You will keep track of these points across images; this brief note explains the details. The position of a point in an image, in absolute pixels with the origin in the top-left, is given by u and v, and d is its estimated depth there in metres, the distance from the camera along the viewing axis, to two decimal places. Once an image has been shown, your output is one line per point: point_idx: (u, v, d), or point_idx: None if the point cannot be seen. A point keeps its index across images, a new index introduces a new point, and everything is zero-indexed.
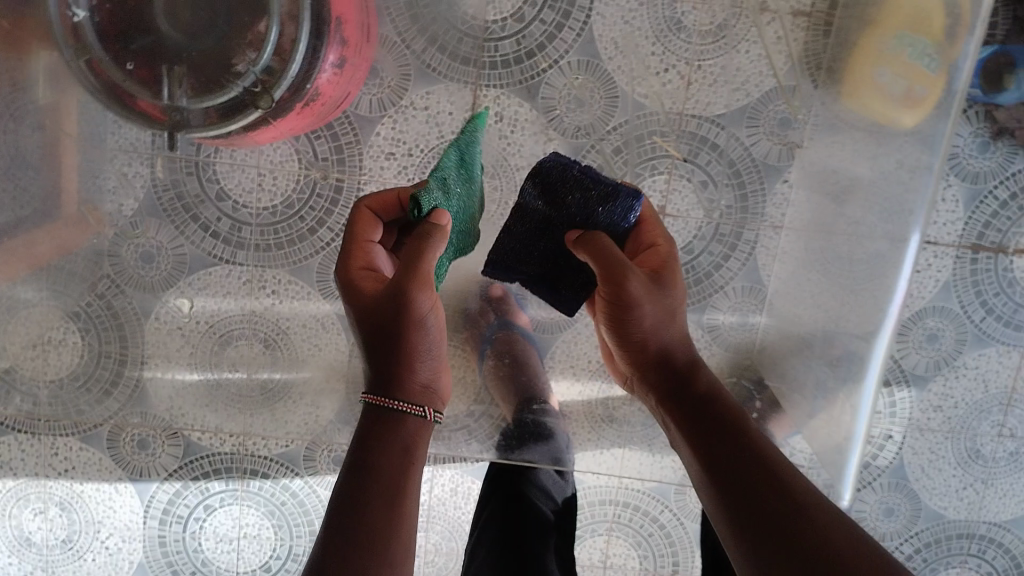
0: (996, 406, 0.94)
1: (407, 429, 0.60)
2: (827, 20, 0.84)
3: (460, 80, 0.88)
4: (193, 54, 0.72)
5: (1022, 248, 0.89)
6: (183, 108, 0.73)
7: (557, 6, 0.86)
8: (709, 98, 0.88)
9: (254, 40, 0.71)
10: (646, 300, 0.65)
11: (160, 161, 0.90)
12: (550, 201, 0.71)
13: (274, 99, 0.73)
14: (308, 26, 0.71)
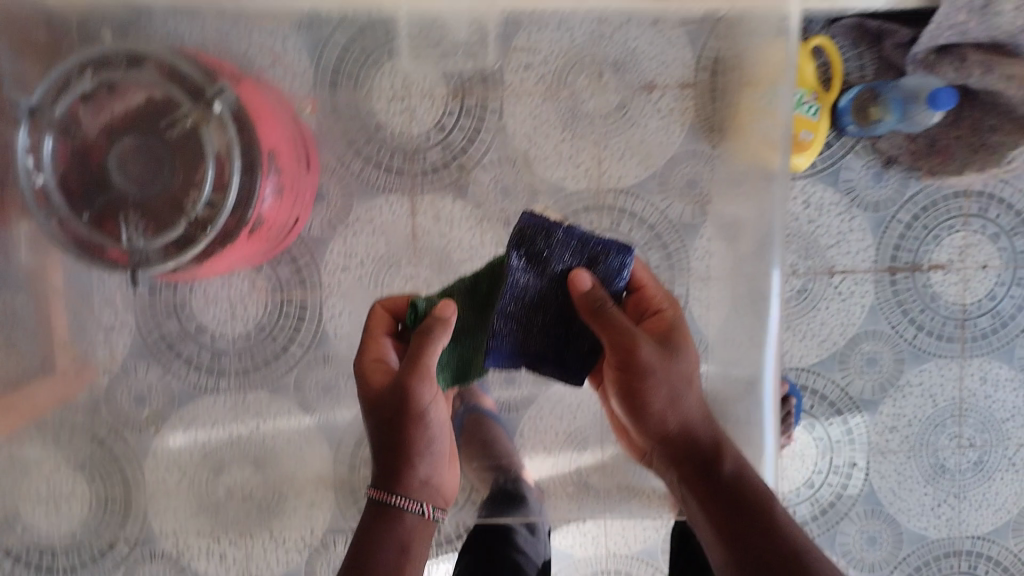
0: (949, 419, 0.97)
1: (405, 523, 0.72)
2: (712, 87, 0.93)
3: (397, 190, 0.94)
4: (145, 199, 0.78)
5: (935, 263, 0.96)
6: (141, 247, 0.77)
7: (472, 113, 0.95)
8: (620, 172, 0.95)
9: (194, 174, 0.77)
10: (658, 372, 0.73)
11: (139, 306, 0.93)
12: (541, 269, 0.71)
13: (220, 225, 0.78)
14: (242, 154, 0.78)
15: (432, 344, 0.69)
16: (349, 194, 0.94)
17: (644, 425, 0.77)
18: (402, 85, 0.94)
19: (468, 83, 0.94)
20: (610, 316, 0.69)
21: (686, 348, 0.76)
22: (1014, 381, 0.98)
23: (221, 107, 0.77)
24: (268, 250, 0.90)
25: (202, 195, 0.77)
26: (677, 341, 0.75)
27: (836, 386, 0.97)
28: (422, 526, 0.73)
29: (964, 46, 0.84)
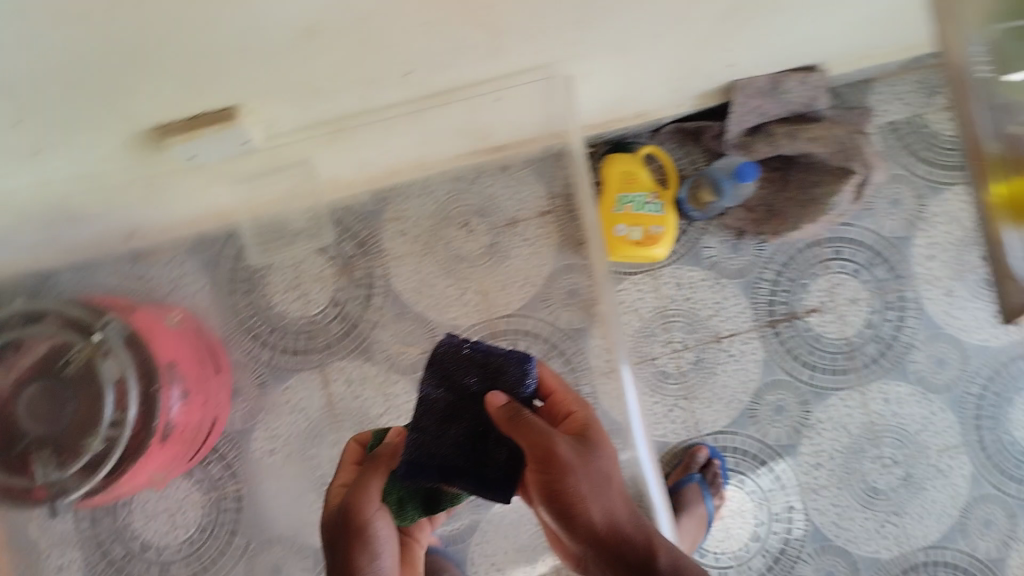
0: (867, 443, 1.03)
1: None
2: (568, 208, 1.02)
3: (306, 368, 0.99)
4: (52, 432, 0.79)
5: (809, 307, 1.04)
6: (55, 479, 0.78)
7: (360, 283, 1.00)
8: (506, 299, 1.03)
9: (94, 395, 0.78)
10: (581, 476, 0.62)
11: (86, 539, 0.96)
12: (451, 390, 0.64)
13: (127, 441, 0.79)
14: (141, 370, 0.81)
15: (383, 469, 0.67)
16: (264, 382, 0.99)
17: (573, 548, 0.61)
18: (293, 275, 0.98)
19: (351, 257, 0.99)
20: (526, 425, 0.60)
21: (606, 446, 0.65)
22: (915, 396, 1.03)
23: (106, 337, 0.80)
24: (188, 451, 0.91)
25: (103, 416, 0.78)
26: (595, 440, 0.65)
27: (755, 439, 1.04)
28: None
29: (769, 124, 0.95)
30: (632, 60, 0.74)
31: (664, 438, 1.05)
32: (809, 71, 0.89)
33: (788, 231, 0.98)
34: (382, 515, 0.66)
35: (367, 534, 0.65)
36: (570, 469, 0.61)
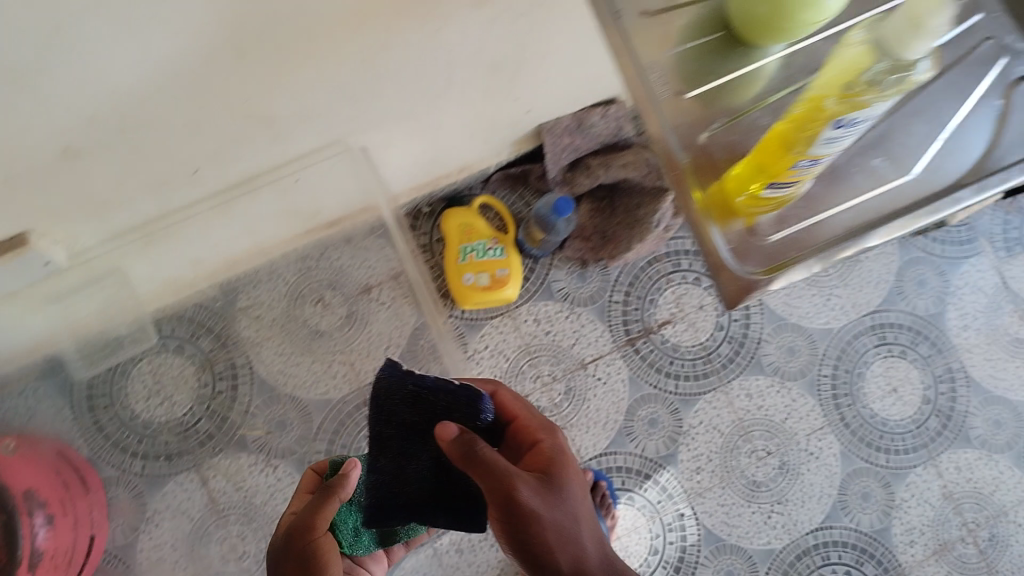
0: (739, 440, 1.09)
1: None
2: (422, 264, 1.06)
3: (182, 469, 0.99)
4: None
5: (662, 321, 1.09)
6: None
7: (224, 376, 1.01)
8: (373, 363, 1.04)
9: None
10: (547, 519, 0.55)
11: None
12: (401, 424, 0.61)
13: None
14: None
15: (334, 498, 0.65)
16: (140, 491, 0.98)
17: None
18: (155, 378, 1.00)
19: (210, 352, 1.01)
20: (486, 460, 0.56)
21: (574, 483, 0.59)
22: (775, 385, 1.09)
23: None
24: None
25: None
26: (563, 476, 0.59)
27: (636, 455, 1.08)
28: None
29: (584, 156, 1.01)
30: (424, 126, 0.79)
31: None
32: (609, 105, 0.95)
33: (624, 250, 1.04)
34: (328, 540, 0.65)
35: (312, 562, 0.63)
36: (535, 512, 0.55)
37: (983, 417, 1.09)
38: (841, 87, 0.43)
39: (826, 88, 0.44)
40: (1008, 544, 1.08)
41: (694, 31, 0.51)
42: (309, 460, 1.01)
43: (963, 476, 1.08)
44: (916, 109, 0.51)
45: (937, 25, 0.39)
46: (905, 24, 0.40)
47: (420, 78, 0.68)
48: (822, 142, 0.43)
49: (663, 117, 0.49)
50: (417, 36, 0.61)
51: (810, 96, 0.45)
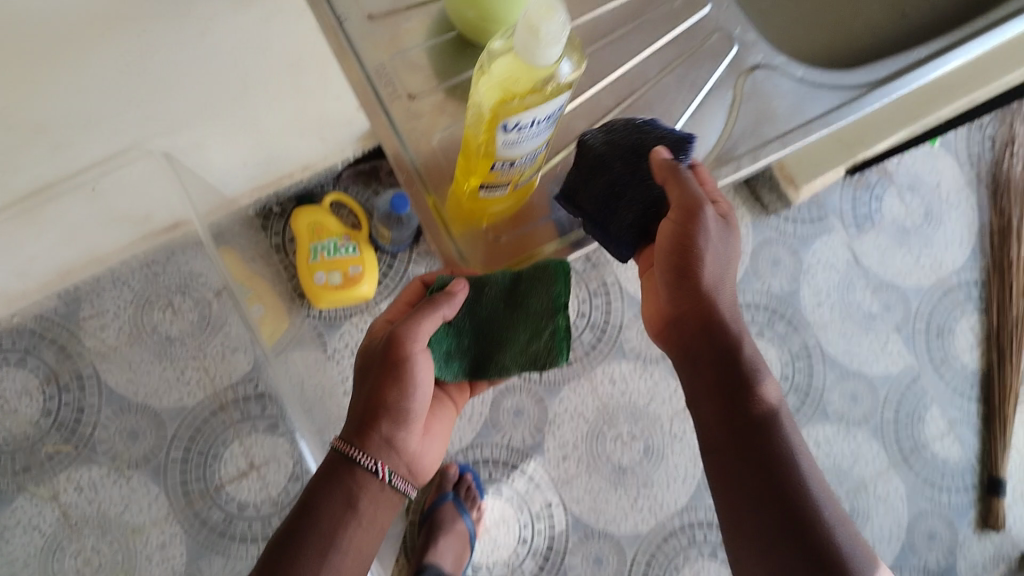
0: (604, 426, 1.09)
1: (355, 480, 0.57)
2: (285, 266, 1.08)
3: (29, 483, 0.97)
4: None
5: None
6: None
7: (72, 387, 1.00)
8: (229, 369, 1.04)
9: None
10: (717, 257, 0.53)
11: None
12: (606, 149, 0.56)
13: None
14: None
15: (435, 315, 0.57)
16: None
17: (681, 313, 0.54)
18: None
19: (55, 365, 1.00)
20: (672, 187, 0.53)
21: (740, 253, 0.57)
22: (637, 370, 1.11)
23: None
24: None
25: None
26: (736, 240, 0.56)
27: (503, 446, 1.08)
28: (382, 503, 0.58)
29: None
30: (241, 126, 0.76)
31: None
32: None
33: None
34: (424, 354, 0.58)
35: (407, 374, 0.57)
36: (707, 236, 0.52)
37: (840, 391, 1.12)
38: (499, 97, 0.42)
39: (486, 101, 0.43)
40: (869, 517, 1.09)
41: (432, 32, 0.57)
42: (166, 468, 1.00)
43: (823, 451, 1.10)
44: (648, 101, 0.60)
45: (553, 32, 0.38)
46: (525, 39, 0.38)
47: (221, 70, 0.66)
48: (501, 142, 0.44)
49: (392, 120, 0.55)
50: (182, 44, 0.62)
51: (477, 107, 0.44)
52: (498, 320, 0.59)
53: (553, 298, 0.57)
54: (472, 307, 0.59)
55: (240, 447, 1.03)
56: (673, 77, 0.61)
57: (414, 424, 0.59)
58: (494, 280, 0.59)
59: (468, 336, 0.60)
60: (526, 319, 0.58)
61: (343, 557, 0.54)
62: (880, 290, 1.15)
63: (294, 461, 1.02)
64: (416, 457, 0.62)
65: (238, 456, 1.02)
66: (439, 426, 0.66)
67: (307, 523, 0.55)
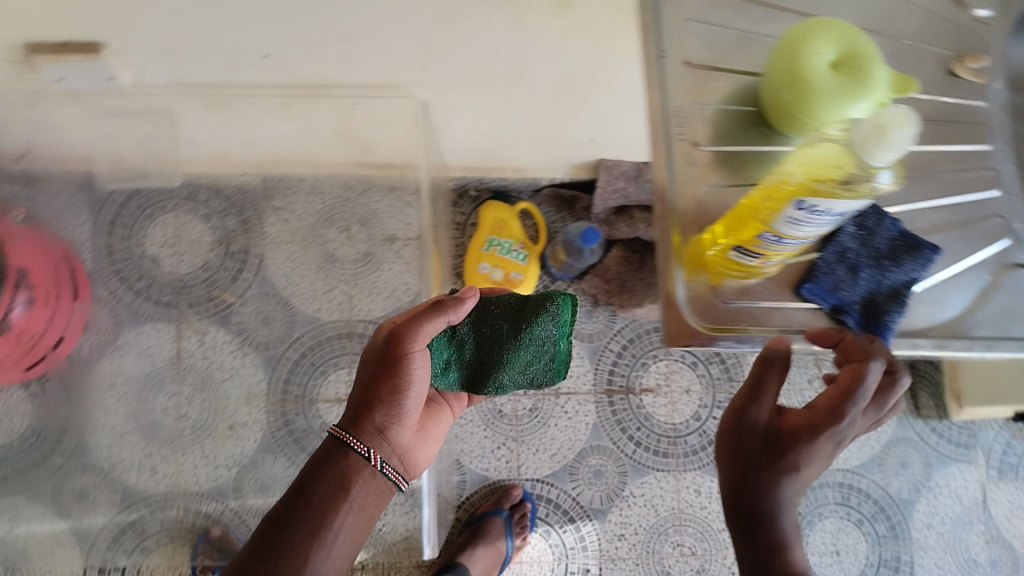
0: (671, 527, 1.08)
1: (349, 466, 0.62)
2: (460, 240, 1.13)
3: (163, 319, 1.05)
4: None
5: (645, 387, 1.11)
6: None
7: (236, 256, 1.08)
8: (369, 306, 1.09)
9: None
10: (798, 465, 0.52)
11: None
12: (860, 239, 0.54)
13: None
14: None
15: (438, 319, 0.61)
16: (119, 323, 1.04)
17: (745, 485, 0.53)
18: (175, 230, 1.08)
19: (233, 232, 1.08)
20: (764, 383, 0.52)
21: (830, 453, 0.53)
22: None
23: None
24: (20, 357, 0.93)
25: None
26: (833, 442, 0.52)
27: (569, 496, 1.08)
28: (371, 490, 0.63)
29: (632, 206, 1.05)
30: (492, 107, 0.81)
31: (486, 472, 1.09)
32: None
33: (634, 305, 1.06)
34: (424, 355, 0.63)
35: (405, 370, 0.61)
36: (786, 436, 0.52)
37: None
38: (811, 176, 0.46)
39: (797, 176, 0.47)
40: None
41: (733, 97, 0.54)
42: (278, 361, 1.07)
43: None
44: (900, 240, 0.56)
45: (900, 139, 0.42)
46: (871, 136, 0.42)
47: (507, 58, 0.71)
48: (784, 219, 0.47)
49: (671, 159, 0.53)
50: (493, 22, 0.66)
51: (780, 178, 0.48)
52: (499, 339, 0.64)
53: (556, 328, 0.64)
54: (477, 320, 0.65)
55: (346, 375, 1.08)
56: (936, 239, 0.58)
57: (408, 419, 0.64)
58: (501, 303, 0.65)
59: (468, 349, 0.65)
60: (525, 342, 0.64)
61: (330, 541, 0.60)
62: (994, 543, 1.09)
63: None
64: (409, 450, 0.66)
65: (341, 383, 1.07)
66: (438, 427, 0.71)
67: (302, 500, 0.61)
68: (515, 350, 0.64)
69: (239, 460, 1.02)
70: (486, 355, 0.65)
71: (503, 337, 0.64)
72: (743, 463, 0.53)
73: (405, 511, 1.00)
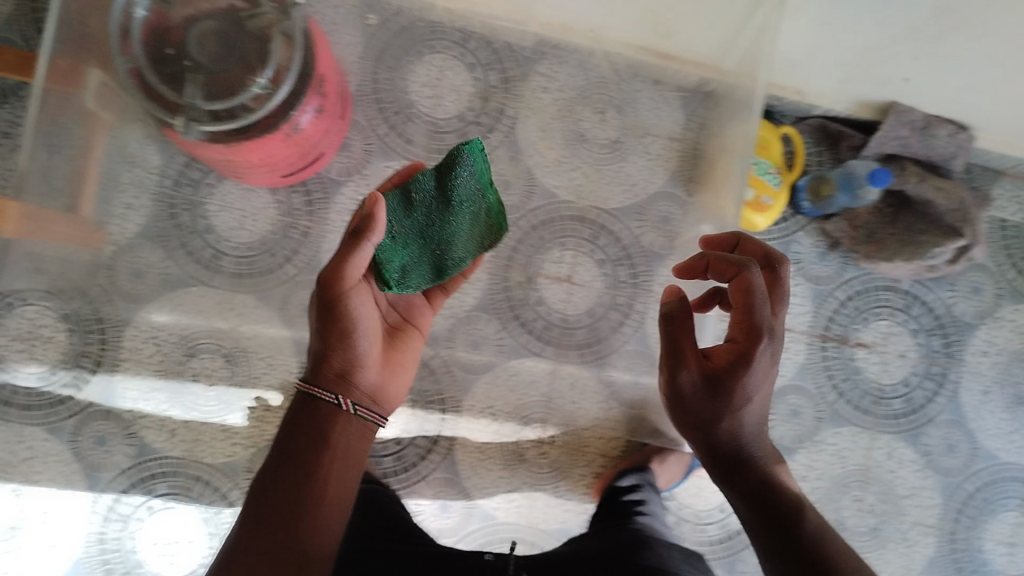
0: (856, 482, 1.08)
1: (319, 413, 0.69)
2: (694, 148, 1.06)
3: (411, 156, 1.01)
4: (214, 74, 0.76)
5: (861, 341, 1.11)
6: (194, 106, 0.74)
7: (490, 116, 1.03)
8: (607, 195, 1.05)
9: (254, 61, 0.77)
10: (706, 403, 0.70)
11: (162, 195, 0.96)
12: None
13: (260, 116, 0.76)
14: (302, 56, 0.77)
15: (359, 246, 0.66)
16: (368, 151, 1.00)
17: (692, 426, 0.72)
18: (438, 72, 1.02)
19: (493, 89, 1.03)
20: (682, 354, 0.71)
21: (756, 372, 0.68)
22: (916, 463, 1.09)
23: (292, 25, 0.77)
24: (286, 167, 0.89)
25: (250, 85, 0.75)
26: (747, 361, 0.67)
27: None
28: (348, 430, 0.70)
29: (903, 158, 1.04)
30: None
31: None
32: (960, 130, 1.02)
33: (882, 255, 1.06)
34: (357, 291, 0.69)
35: (346, 309, 0.68)
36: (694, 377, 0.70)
37: None
38: None
39: None
40: None
41: None
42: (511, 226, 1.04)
43: None
44: None
45: None
46: None
47: None
48: None
49: None
50: None
51: None
52: (435, 219, 0.75)
53: (475, 176, 0.75)
54: (407, 212, 0.74)
55: (570, 256, 1.05)
56: None
57: (365, 358, 0.71)
58: (421, 187, 0.75)
59: (416, 246, 0.75)
60: (457, 207, 0.75)
61: (324, 482, 0.66)
62: None
63: (597, 303, 1.05)
64: (378, 390, 0.74)
65: (563, 263, 1.05)
66: (409, 354, 0.80)
67: (286, 451, 0.67)
68: (457, 219, 0.76)
69: (456, 312, 1.04)
70: (434, 241, 0.76)
71: (426, 243, 0.76)
72: (696, 413, 0.70)
73: (601, 401, 1.05)
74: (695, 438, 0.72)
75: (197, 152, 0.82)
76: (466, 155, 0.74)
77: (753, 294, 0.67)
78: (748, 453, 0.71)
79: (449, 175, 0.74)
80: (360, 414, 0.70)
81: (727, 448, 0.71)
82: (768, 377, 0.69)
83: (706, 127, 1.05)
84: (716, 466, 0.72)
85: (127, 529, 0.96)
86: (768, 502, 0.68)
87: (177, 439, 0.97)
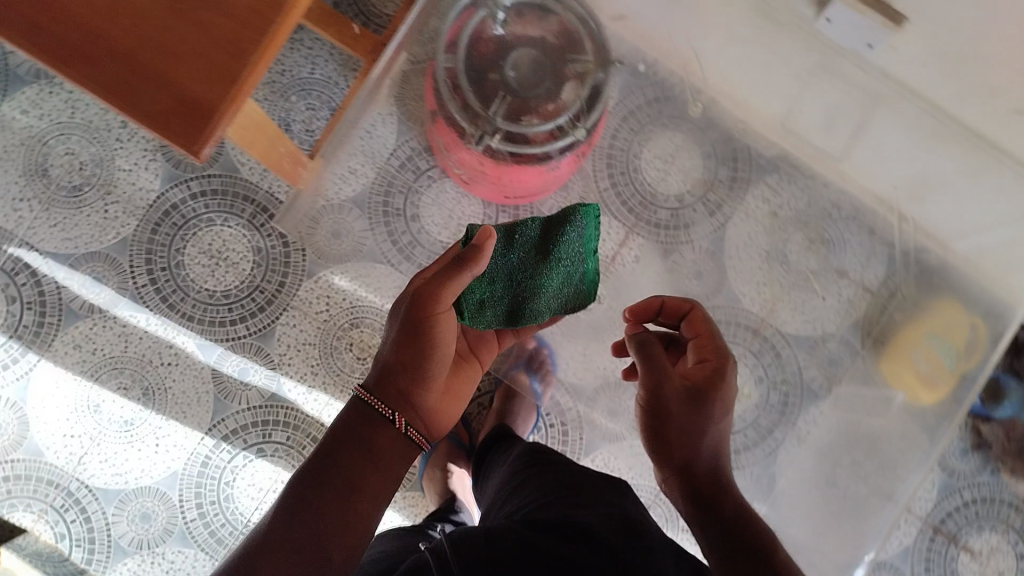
0: None
1: (373, 432, 0.61)
2: (886, 302, 1.02)
3: (618, 220, 1.02)
4: (519, 96, 0.80)
5: (970, 547, 1.06)
6: (493, 122, 0.79)
7: (709, 203, 1.03)
8: (786, 318, 1.03)
9: (557, 97, 0.80)
10: (674, 423, 0.65)
11: (384, 171, 0.97)
12: None
13: (545, 150, 0.79)
14: (601, 108, 0.81)
15: (467, 275, 0.62)
16: (585, 199, 1.01)
17: (662, 459, 0.67)
18: (674, 150, 1.03)
19: (719, 181, 1.03)
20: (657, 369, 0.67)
21: (721, 402, 0.66)
22: None
23: (602, 79, 0.81)
24: (508, 189, 0.90)
25: (553, 120, 0.79)
26: (710, 398, 0.66)
27: None
28: (397, 455, 0.62)
29: None
30: None
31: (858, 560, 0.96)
32: None
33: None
34: (446, 316, 0.62)
35: (429, 331, 0.62)
36: (664, 395, 0.65)
37: None
38: None
39: None
40: None
41: None
42: None
43: None
44: None
45: None
46: None
47: None
48: None
49: None
50: None
51: None
52: (528, 269, 0.72)
53: (580, 238, 0.75)
54: (504, 253, 0.71)
55: None
56: None
57: (432, 381, 0.64)
58: (524, 234, 0.72)
59: (502, 285, 0.71)
60: (554, 263, 0.73)
61: (360, 497, 0.58)
62: None
63: (741, 415, 1.00)
64: (437, 414, 0.67)
65: None
66: (470, 386, 0.73)
67: (328, 460, 0.59)
68: (549, 275, 0.73)
69: (607, 375, 1.00)
70: (524, 289, 0.72)
71: (512, 289, 0.72)
72: (665, 438, 0.66)
73: None
74: (669, 471, 0.66)
75: (454, 144, 0.84)
76: (579, 216, 0.74)
77: (715, 337, 0.71)
78: (725, 489, 0.65)
79: (557, 232, 0.73)
80: (409, 437, 0.62)
81: (706, 480, 0.65)
82: (730, 412, 0.68)
83: (909, 298, 1.02)
84: (689, 502, 0.65)
85: (232, 462, 0.95)
86: (734, 539, 0.61)
87: (311, 396, 0.97)
